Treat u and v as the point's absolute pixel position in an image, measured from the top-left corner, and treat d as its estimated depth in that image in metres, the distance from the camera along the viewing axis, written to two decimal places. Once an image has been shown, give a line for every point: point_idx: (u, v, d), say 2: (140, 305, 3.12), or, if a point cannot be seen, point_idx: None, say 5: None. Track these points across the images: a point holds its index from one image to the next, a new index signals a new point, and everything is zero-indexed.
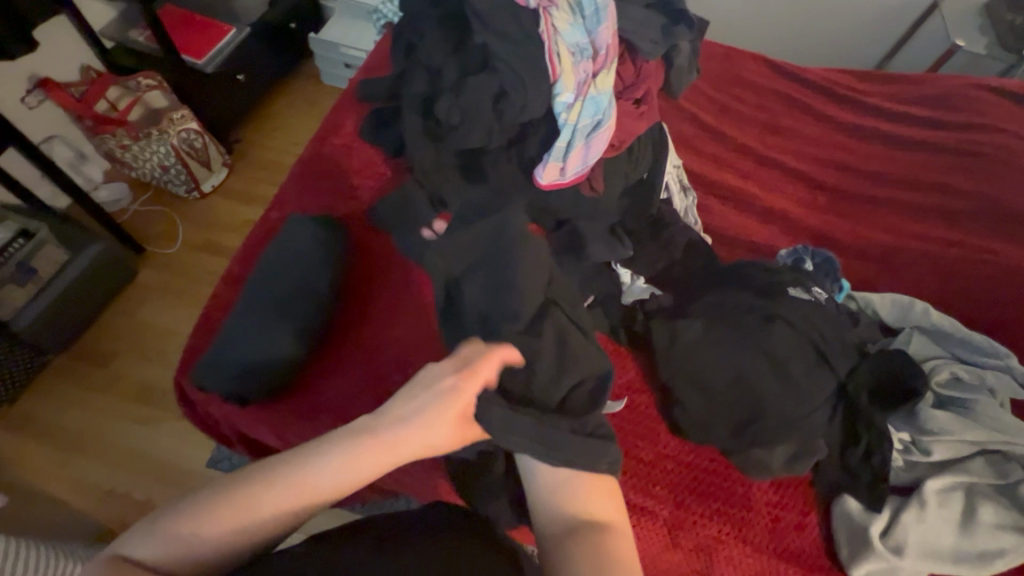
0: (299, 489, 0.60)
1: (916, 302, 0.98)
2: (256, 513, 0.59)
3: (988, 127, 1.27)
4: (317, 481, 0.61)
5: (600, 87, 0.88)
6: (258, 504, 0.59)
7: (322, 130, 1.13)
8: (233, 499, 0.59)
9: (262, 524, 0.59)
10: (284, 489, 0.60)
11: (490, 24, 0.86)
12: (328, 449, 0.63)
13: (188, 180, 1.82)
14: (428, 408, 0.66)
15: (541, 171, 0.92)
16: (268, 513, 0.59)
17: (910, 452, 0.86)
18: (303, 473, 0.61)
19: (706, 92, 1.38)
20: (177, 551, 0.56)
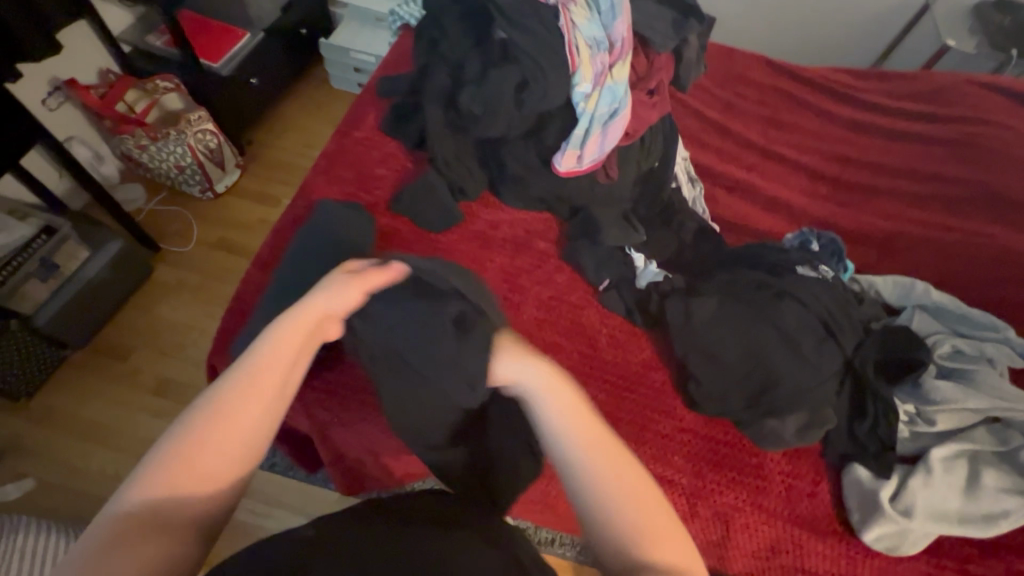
0: (254, 387, 0.64)
1: (916, 282, 1.03)
2: (226, 420, 0.61)
3: (980, 120, 1.33)
4: (264, 381, 0.65)
5: (616, 78, 0.94)
6: (225, 416, 0.61)
7: (344, 124, 1.18)
8: (198, 423, 0.61)
9: (236, 429, 0.61)
10: (239, 391, 0.64)
11: (513, 19, 0.93)
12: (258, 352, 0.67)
13: (202, 180, 1.86)
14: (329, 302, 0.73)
15: (560, 158, 0.97)
16: (238, 418, 0.62)
17: (916, 423, 0.89)
18: (250, 373, 0.65)
19: (710, 89, 1.44)
20: (163, 486, 0.57)
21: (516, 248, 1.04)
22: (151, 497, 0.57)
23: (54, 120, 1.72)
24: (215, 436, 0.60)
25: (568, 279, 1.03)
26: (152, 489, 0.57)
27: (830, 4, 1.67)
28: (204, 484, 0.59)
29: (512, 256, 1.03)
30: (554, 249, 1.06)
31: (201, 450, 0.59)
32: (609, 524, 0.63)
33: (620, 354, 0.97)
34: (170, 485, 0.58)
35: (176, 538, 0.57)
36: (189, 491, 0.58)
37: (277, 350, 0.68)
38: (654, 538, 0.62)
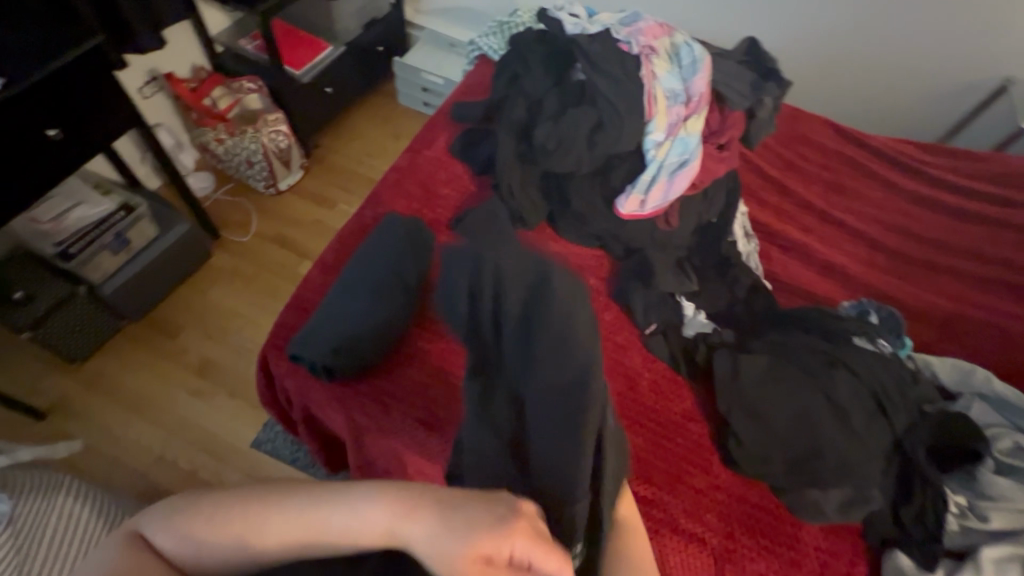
0: (299, 533, 0.63)
1: (977, 369, 0.99)
2: (258, 530, 0.64)
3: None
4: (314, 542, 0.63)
5: (690, 130, 0.97)
6: (265, 531, 0.64)
7: (416, 142, 1.23)
8: (236, 518, 0.65)
9: (270, 542, 0.64)
10: (291, 523, 0.64)
11: (598, 65, 0.98)
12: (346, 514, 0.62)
13: (268, 177, 1.96)
14: (431, 525, 0.58)
15: (624, 201, 0.99)
16: (270, 535, 0.64)
17: (967, 517, 0.86)
18: (305, 516, 0.63)
19: (773, 147, 1.44)
20: (193, 535, 0.66)
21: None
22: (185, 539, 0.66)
23: (146, 107, 1.85)
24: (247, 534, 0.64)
25: (616, 319, 1.04)
26: (188, 534, 0.66)
27: (904, 77, 1.66)
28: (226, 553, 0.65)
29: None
30: (605, 287, 1.07)
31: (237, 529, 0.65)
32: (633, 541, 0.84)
33: (660, 402, 0.96)
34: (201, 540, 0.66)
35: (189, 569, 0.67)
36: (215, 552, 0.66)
37: (353, 519, 0.62)
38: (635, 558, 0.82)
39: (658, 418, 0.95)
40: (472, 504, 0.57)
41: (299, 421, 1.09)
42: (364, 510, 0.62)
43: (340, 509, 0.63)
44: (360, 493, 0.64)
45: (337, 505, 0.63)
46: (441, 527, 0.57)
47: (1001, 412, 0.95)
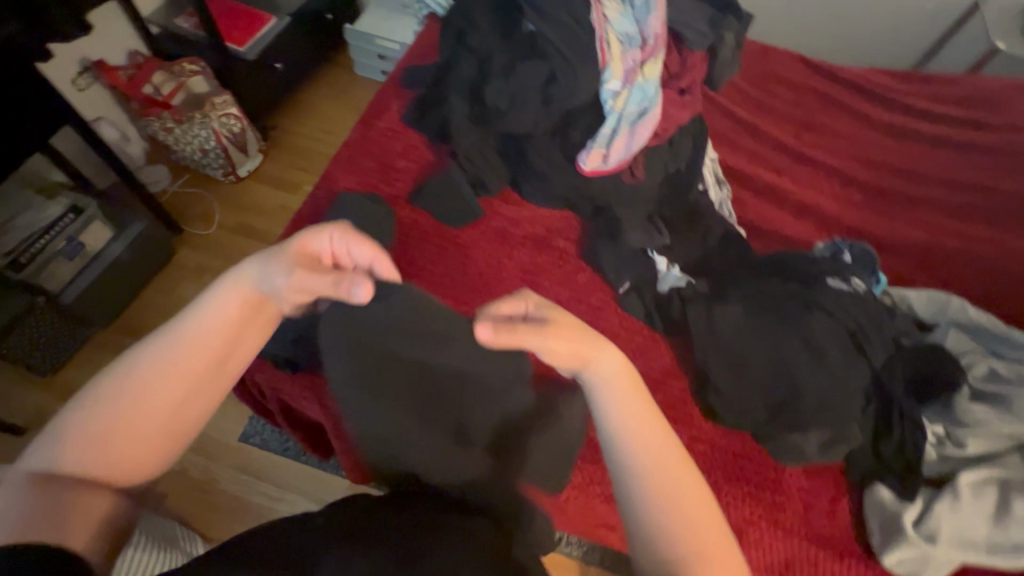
0: (183, 363, 0.57)
1: (953, 298, 0.99)
2: (138, 394, 0.56)
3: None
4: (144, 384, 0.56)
5: (647, 75, 0.90)
6: (121, 418, 0.54)
7: (367, 113, 1.16)
8: (87, 423, 0.54)
9: (128, 421, 0.54)
10: (115, 391, 0.55)
11: (546, 13, 0.90)
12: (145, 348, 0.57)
13: (225, 164, 1.88)
14: (266, 267, 0.61)
15: (585, 157, 0.94)
16: (166, 383, 0.56)
17: (944, 445, 0.87)
18: (182, 346, 0.58)
19: (742, 87, 1.39)
20: (85, 456, 0.53)
21: (536, 247, 1.03)
22: (69, 465, 0.52)
23: (83, 99, 1.74)
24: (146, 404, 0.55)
25: (588, 280, 1.01)
26: (66, 456, 0.53)
27: (874, 2, 1.60)
28: (131, 450, 0.55)
29: (532, 254, 1.02)
30: (575, 248, 1.04)
31: (116, 417, 0.54)
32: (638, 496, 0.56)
33: (638, 359, 0.95)
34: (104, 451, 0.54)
35: (112, 499, 0.54)
36: (125, 454, 0.54)
37: (226, 313, 0.60)
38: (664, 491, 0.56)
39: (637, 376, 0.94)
40: (542, 334, 0.57)
41: (278, 413, 1.07)
42: (220, 302, 0.60)
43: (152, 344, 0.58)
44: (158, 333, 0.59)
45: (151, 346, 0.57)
46: (270, 265, 0.61)
47: (977, 339, 0.95)
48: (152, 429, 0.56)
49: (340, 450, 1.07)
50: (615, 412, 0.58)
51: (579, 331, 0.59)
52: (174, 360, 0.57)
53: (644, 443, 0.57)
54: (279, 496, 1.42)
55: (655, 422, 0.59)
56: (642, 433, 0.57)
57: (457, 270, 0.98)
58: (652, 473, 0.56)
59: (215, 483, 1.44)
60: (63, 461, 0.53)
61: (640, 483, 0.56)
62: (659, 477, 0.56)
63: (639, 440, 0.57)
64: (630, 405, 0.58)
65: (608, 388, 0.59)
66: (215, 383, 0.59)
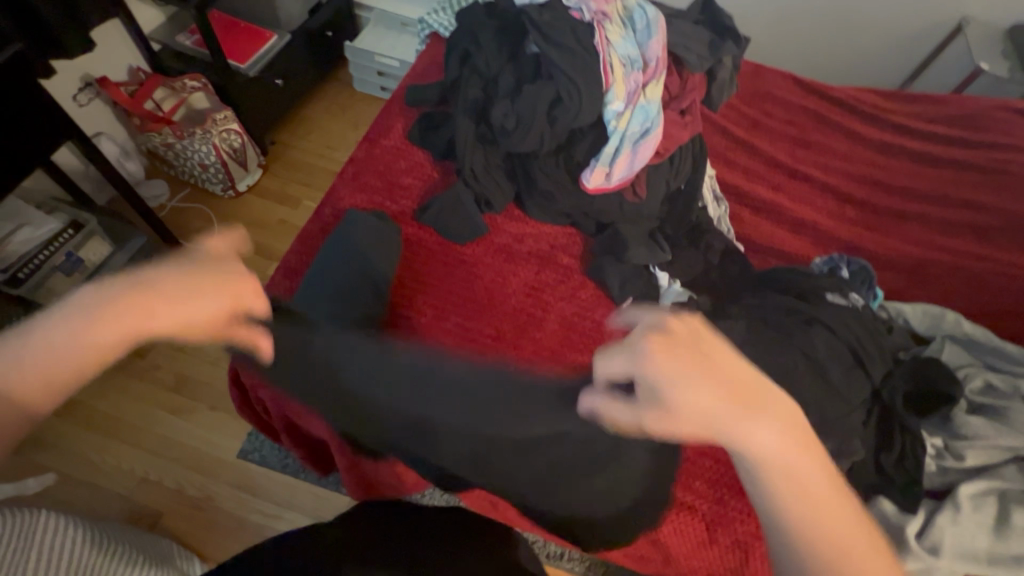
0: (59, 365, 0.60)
1: (947, 313, 1.02)
2: (25, 376, 0.59)
3: (1013, 148, 1.32)
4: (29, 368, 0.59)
5: (650, 96, 0.93)
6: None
7: (372, 131, 1.18)
8: None
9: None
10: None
11: (550, 36, 0.92)
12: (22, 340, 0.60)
13: (225, 179, 1.88)
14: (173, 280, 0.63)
15: (589, 175, 0.96)
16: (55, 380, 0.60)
17: (943, 457, 0.88)
18: (49, 346, 0.60)
19: (737, 106, 1.43)
20: None
21: (540, 264, 1.04)
22: None
23: (83, 115, 1.75)
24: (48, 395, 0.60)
25: (592, 296, 1.02)
26: None
27: (862, 24, 1.65)
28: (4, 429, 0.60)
29: (536, 271, 1.03)
30: (579, 264, 1.05)
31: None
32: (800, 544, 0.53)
33: None
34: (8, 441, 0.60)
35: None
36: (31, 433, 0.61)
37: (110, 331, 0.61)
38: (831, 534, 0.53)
39: None
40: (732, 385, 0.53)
41: (281, 431, 1.07)
42: (94, 307, 0.60)
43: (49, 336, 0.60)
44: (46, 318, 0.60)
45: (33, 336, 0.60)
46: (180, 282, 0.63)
47: (972, 353, 0.97)
48: (24, 411, 0.60)
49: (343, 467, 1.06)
50: (758, 454, 0.52)
51: (709, 366, 0.53)
52: (55, 356, 0.60)
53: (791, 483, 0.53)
54: (278, 514, 1.41)
55: (801, 455, 0.53)
56: (781, 470, 0.53)
57: (464, 286, 1.00)
58: (819, 528, 0.53)
59: (213, 501, 1.42)
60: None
61: (787, 521, 0.53)
62: (831, 537, 0.52)
63: (818, 505, 0.53)
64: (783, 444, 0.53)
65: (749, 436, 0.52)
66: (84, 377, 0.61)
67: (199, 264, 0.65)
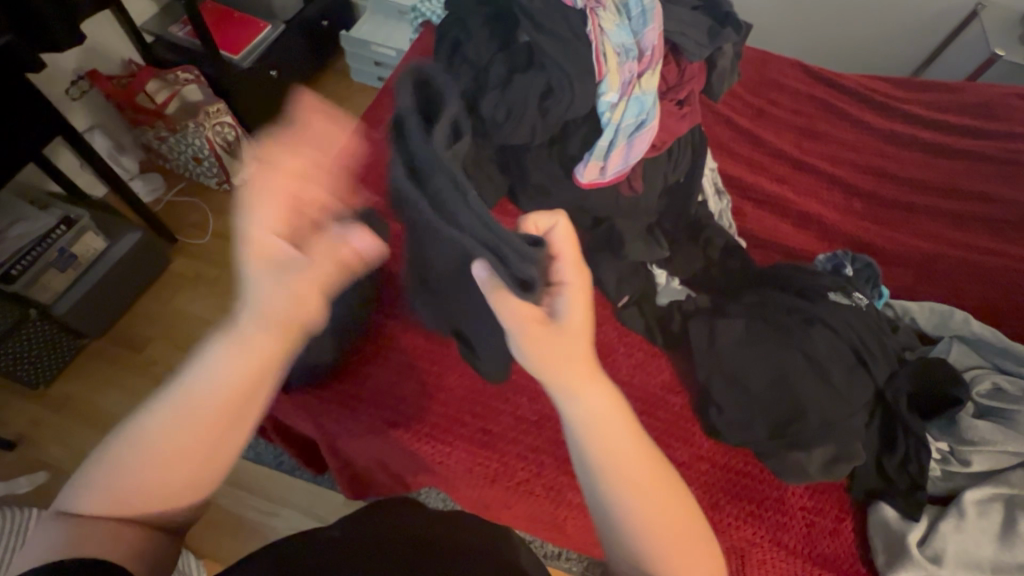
0: (190, 416, 0.57)
1: (955, 311, 0.98)
2: (164, 446, 0.56)
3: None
4: (199, 392, 0.58)
5: (645, 87, 0.88)
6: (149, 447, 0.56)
7: (362, 125, 1.15)
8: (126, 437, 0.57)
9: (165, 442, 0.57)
10: (166, 410, 0.57)
11: (541, 23, 0.87)
12: (214, 342, 0.60)
13: (219, 173, 1.86)
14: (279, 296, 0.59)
15: (582, 169, 0.91)
16: (183, 456, 0.57)
17: (948, 462, 0.86)
18: (218, 375, 0.58)
19: (741, 96, 1.39)
20: (102, 502, 0.56)
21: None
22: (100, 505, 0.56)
23: (75, 109, 1.72)
24: (162, 464, 0.57)
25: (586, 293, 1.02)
26: (94, 496, 0.56)
27: (873, 10, 1.59)
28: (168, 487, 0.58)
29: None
30: None
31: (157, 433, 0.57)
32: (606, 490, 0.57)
33: (638, 375, 0.95)
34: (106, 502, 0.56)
35: (145, 533, 0.58)
36: (131, 505, 0.57)
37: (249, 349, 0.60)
38: (648, 511, 0.57)
39: (635, 390, 0.94)
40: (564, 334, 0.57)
41: (271, 429, 1.05)
42: (232, 348, 0.59)
43: (207, 353, 0.60)
44: (230, 329, 0.60)
45: (209, 353, 0.59)
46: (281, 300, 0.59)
47: (981, 354, 0.93)
48: (175, 476, 0.57)
49: (335, 466, 1.05)
50: (586, 417, 0.57)
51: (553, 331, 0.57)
52: (189, 410, 0.57)
53: (637, 482, 0.57)
54: (274, 511, 1.41)
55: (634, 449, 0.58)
56: (627, 471, 0.57)
57: None
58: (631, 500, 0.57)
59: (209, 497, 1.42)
60: (74, 506, 0.57)
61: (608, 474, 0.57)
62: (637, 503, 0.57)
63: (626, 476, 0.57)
64: (608, 438, 0.57)
65: (590, 430, 0.57)
66: (235, 421, 0.60)
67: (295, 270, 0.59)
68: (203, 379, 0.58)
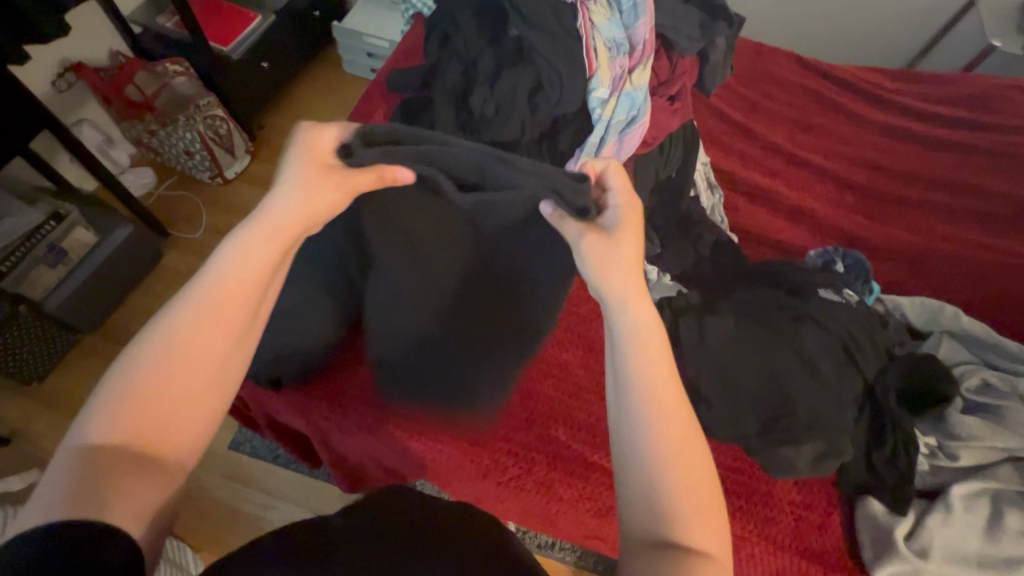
0: (217, 310, 0.52)
1: (946, 306, 0.98)
2: (187, 348, 0.50)
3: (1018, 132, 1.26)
4: (224, 284, 0.53)
5: (636, 83, 0.86)
6: (180, 355, 0.50)
7: (352, 119, 1.14)
8: (143, 348, 0.49)
9: (171, 354, 0.50)
10: (188, 310, 0.52)
11: (529, 16, 0.84)
12: (223, 248, 0.55)
13: (211, 166, 1.84)
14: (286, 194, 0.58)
15: (574, 165, 0.91)
16: (198, 358, 0.51)
17: (937, 457, 0.86)
18: (232, 269, 0.54)
19: (736, 88, 1.38)
20: (116, 423, 0.47)
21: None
22: (107, 438, 0.46)
23: (63, 102, 1.70)
24: (178, 369, 0.50)
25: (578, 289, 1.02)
26: (105, 428, 0.46)
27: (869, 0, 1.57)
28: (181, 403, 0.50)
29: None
30: None
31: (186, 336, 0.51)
32: (647, 443, 0.49)
33: None
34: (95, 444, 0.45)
35: (164, 476, 0.48)
36: (153, 431, 0.48)
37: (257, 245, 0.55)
38: (679, 456, 0.48)
39: None
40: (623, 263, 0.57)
41: (263, 425, 1.05)
42: (238, 246, 0.55)
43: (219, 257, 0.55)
44: (244, 230, 0.56)
45: (223, 254, 0.55)
46: (291, 197, 0.57)
47: (971, 349, 0.93)
48: (200, 384, 0.51)
49: (328, 461, 1.05)
50: (638, 328, 0.53)
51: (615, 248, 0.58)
52: (207, 312, 0.52)
53: (664, 414, 0.49)
54: (269, 505, 1.42)
55: (675, 397, 0.50)
56: (662, 411, 0.49)
57: None
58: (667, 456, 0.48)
59: (204, 492, 1.42)
60: (87, 435, 0.46)
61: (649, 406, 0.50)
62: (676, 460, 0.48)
63: (671, 426, 0.49)
64: (656, 365, 0.51)
65: (637, 343, 0.52)
66: (245, 329, 0.54)
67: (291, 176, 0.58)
68: (221, 280, 0.53)
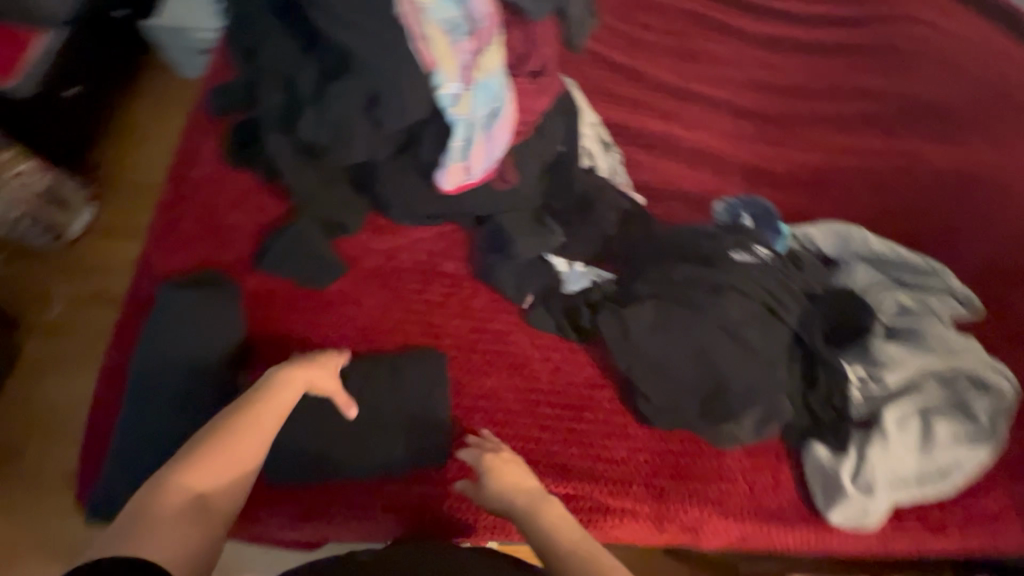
0: (256, 417, 0.66)
1: (852, 229, 0.96)
2: (232, 448, 0.62)
3: (886, 24, 1.24)
4: (282, 399, 0.70)
5: (487, 69, 0.73)
6: (238, 441, 0.63)
7: (178, 163, 0.95)
8: (219, 435, 0.63)
9: (240, 449, 0.63)
10: (255, 418, 0.66)
11: (342, 17, 0.66)
12: (277, 373, 0.72)
13: (48, 229, 1.50)
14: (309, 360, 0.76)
15: (444, 176, 0.77)
16: (245, 445, 0.63)
17: (868, 384, 0.86)
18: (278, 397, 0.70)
19: (611, 26, 1.26)
20: (189, 485, 0.57)
21: (427, 278, 0.94)
22: (180, 496, 0.56)
23: None
24: (231, 454, 0.62)
25: (487, 302, 0.93)
26: (173, 489, 0.56)
27: None
28: (227, 470, 0.61)
29: (420, 288, 0.93)
30: (465, 270, 0.95)
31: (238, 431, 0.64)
32: None
33: (560, 381, 0.88)
34: (210, 457, 0.60)
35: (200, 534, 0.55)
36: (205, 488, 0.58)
37: (285, 385, 0.71)
38: None
39: (554, 400, 0.87)
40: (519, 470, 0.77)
41: None
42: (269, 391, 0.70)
43: (276, 384, 0.71)
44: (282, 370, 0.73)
45: (266, 391, 0.70)
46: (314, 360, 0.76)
47: (883, 270, 0.93)
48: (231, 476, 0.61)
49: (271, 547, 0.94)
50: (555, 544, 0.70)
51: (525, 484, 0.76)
52: (249, 427, 0.65)
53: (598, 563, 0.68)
54: None
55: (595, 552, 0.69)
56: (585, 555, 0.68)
57: (344, 331, 0.89)
58: None
59: None
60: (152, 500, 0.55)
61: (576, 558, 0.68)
62: None
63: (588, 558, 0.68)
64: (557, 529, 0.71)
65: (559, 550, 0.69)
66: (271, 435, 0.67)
67: (313, 355, 0.77)
68: (280, 391, 0.71)
